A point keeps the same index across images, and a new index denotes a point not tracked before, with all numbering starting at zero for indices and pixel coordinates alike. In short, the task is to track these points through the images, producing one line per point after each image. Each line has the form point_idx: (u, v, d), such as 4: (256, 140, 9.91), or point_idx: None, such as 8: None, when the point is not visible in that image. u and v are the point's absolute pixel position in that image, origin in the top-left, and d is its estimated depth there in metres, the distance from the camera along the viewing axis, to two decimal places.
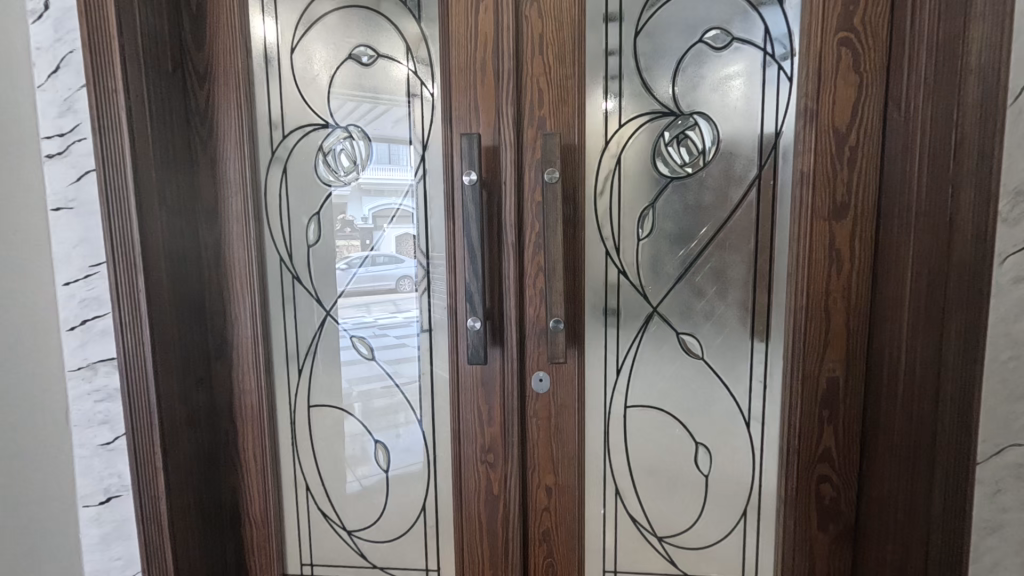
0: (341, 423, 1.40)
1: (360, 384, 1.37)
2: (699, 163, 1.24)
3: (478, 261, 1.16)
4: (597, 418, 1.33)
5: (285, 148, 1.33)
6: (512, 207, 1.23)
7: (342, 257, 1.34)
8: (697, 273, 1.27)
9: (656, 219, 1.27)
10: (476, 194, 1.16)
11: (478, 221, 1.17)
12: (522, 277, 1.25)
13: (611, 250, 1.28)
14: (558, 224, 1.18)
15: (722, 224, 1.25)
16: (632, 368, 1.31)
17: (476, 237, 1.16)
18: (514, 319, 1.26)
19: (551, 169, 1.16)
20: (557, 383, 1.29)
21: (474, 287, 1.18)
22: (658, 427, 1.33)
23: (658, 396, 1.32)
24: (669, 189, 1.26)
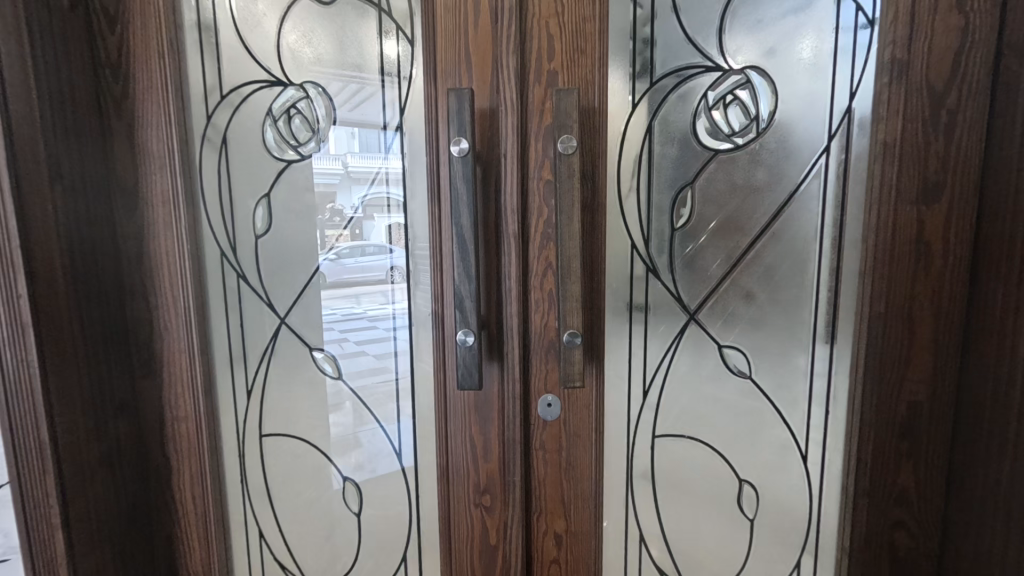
0: (306, 454, 1.14)
1: (326, 407, 1.12)
2: (751, 133, 0.98)
3: (468, 257, 0.89)
4: (620, 450, 1.08)
5: (225, 112, 1.05)
6: (514, 188, 0.96)
7: (326, 243, 1.06)
8: (744, 272, 1.02)
9: (696, 204, 1.01)
10: (468, 169, 0.89)
11: (470, 203, 0.89)
12: (525, 277, 0.99)
13: (638, 242, 1.02)
14: (576, 210, 0.91)
15: (778, 211, 0.99)
16: (664, 389, 1.06)
17: (468, 225, 0.89)
18: (516, 330, 0.99)
19: (567, 137, 0.90)
20: (570, 409, 1.03)
21: (466, 290, 0.90)
22: (691, 459, 1.09)
23: (693, 422, 1.07)
24: (713, 166, 1.00)
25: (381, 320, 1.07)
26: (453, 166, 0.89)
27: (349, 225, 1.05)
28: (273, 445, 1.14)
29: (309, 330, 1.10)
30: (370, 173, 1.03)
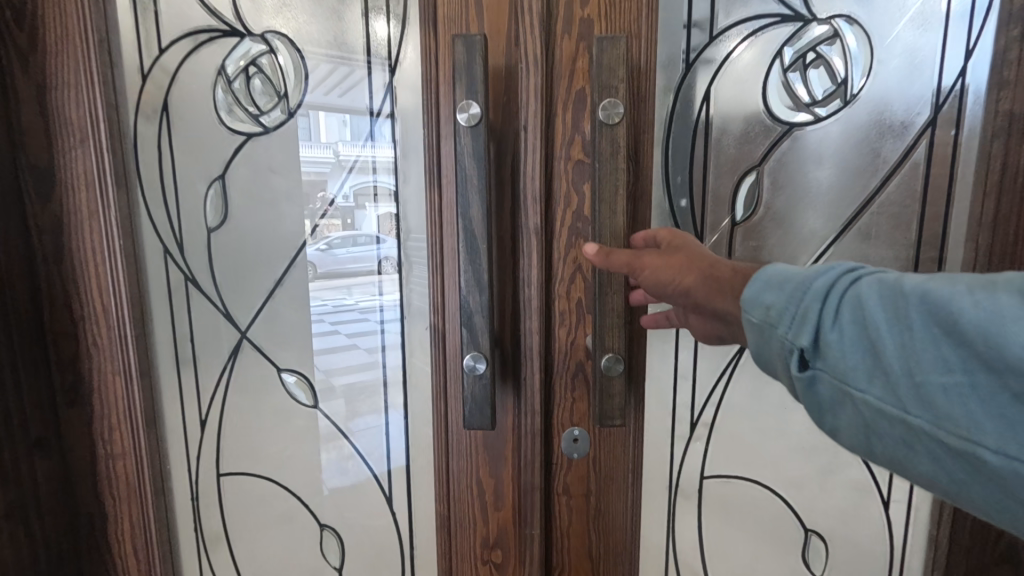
0: (276, 498, 0.94)
1: (298, 442, 0.91)
2: (838, 102, 0.78)
3: (482, 264, 0.67)
4: (661, 492, 0.89)
5: (165, 71, 0.82)
6: (538, 171, 0.74)
7: (319, 234, 0.84)
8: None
9: (763, 191, 0.80)
10: (482, 145, 0.66)
11: (485, 190, 0.66)
12: (547, 284, 0.78)
13: (689, 239, 0.81)
14: (622, 200, 0.71)
15: (866, 203, 0.79)
16: (716, 419, 0.86)
17: (482, 219, 0.67)
18: (536, 353, 0.78)
19: (612, 102, 0.70)
20: (601, 447, 0.83)
21: (477, 306, 0.68)
22: (745, 503, 0.90)
23: (749, 460, 0.88)
24: (786, 143, 0.79)
25: (368, 334, 0.86)
26: (460, 140, 0.66)
27: (323, 217, 0.84)
28: (234, 485, 0.93)
29: (276, 348, 0.88)
30: (353, 150, 0.81)
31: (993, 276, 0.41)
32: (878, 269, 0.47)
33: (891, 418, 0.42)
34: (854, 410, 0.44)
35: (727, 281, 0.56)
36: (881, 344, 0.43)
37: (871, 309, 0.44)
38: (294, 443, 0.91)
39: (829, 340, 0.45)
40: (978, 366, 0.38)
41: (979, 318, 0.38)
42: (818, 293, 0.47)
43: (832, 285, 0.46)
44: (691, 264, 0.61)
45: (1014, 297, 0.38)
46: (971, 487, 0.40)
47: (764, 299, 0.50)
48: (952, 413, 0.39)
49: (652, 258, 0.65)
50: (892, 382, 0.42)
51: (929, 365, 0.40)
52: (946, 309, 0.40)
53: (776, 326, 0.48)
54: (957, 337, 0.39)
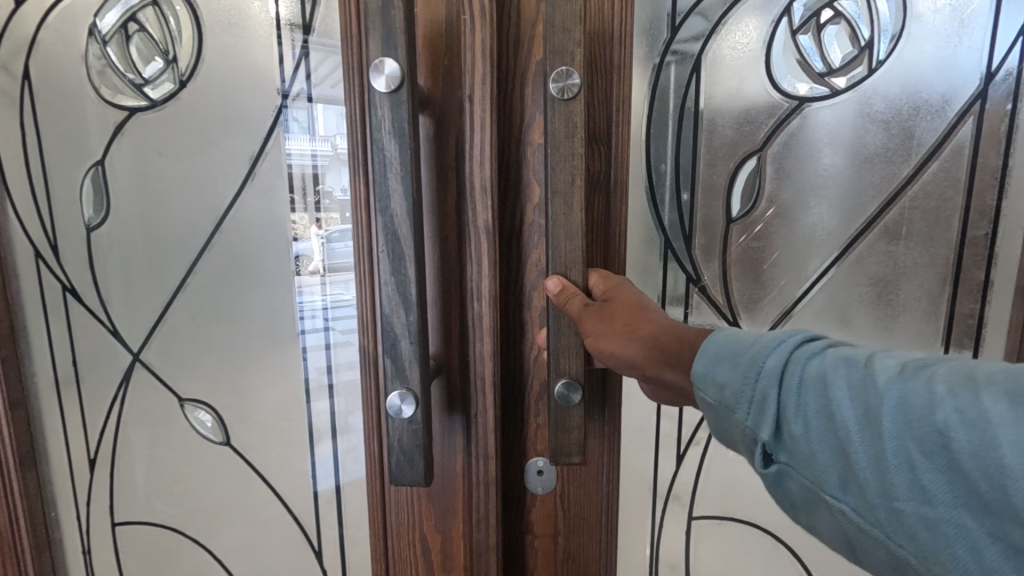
0: (178, 548, 0.77)
1: (203, 481, 0.74)
2: (861, 69, 0.62)
3: (409, 275, 0.50)
4: (642, 532, 0.79)
5: (31, 32, 0.67)
6: (487, 150, 0.56)
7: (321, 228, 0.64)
8: (836, 287, 0.66)
9: (765, 180, 0.65)
10: (403, 123, 0.48)
11: (410, 173, 0.49)
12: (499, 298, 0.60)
13: (675, 237, 0.66)
14: (579, 192, 0.56)
15: (897, 193, 0.63)
16: (706, 452, 0.76)
17: (410, 215, 0.50)
18: (488, 383, 0.60)
19: (564, 76, 0.54)
20: (570, 480, 0.68)
21: (404, 330, 0.51)
22: (732, 546, 0.79)
23: (740, 495, 0.77)
24: (795, 122, 0.64)
25: (287, 356, 0.68)
26: (378, 113, 0.48)
27: (224, 217, 0.67)
28: (131, 530, 0.77)
29: (173, 375, 0.72)
30: (259, 130, 0.64)
31: (975, 362, 0.31)
32: (844, 343, 0.37)
33: (867, 540, 0.32)
34: (829, 522, 0.34)
35: (675, 352, 0.48)
36: (851, 447, 0.32)
37: (838, 403, 0.33)
38: (199, 484, 0.74)
39: (793, 435, 0.35)
40: (972, 499, 0.28)
41: (969, 438, 0.28)
42: (773, 373, 0.36)
43: (788, 363, 0.36)
44: (636, 331, 0.52)
45: (1003, 403, 0.28)
46: None
47: (716, 375, 0.39)
48: (938, 557, 0.29)
49: (589, 320, 0.55)
50: (869, 498, 0.31)
51: (905, 489, 0.30)
52: (926, 416, 0.30)
53: (732, 410, 0.38)
54: (944, 456, 0.29)
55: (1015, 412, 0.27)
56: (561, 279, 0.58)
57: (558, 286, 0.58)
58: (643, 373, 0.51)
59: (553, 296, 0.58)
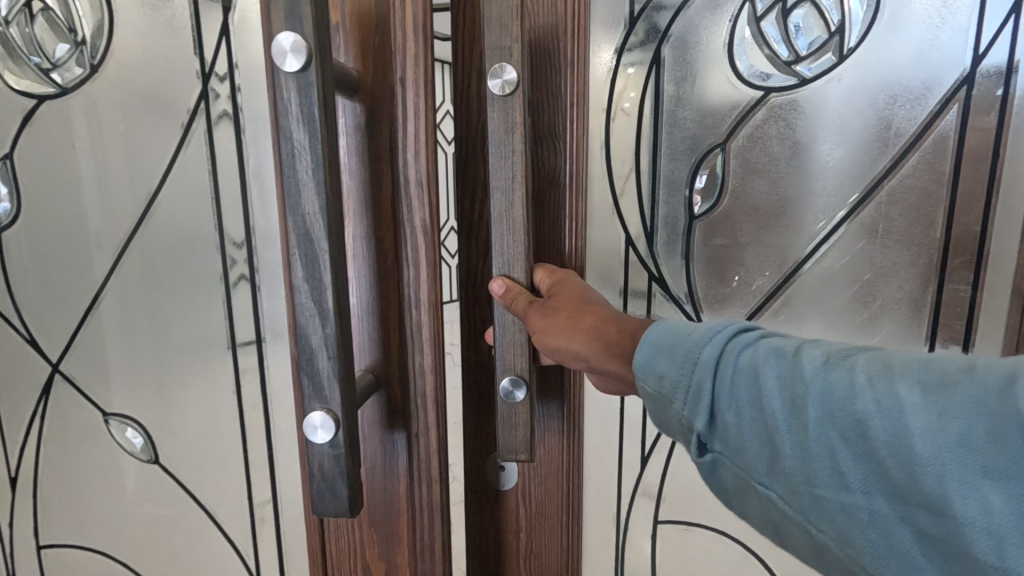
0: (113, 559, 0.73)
1: (133, 489, 0.70)
2: (830, 57, 0.57)
3: (325, 282, 0.42)
4: (606, 538, 0.75)
5: None
6: (421, 139, 0.48)
7: None
8: (811, 287, 0.61)
9: (729, 172, 0.61)
10: (315, 113, 0.40)
11: (326, 166, 0.41)
12: (439, 307, 0.52)
13: (637, 234, 0.64)
14: (521, 188, 0.55)
15: (873, 187, 0.58)
16: (671, 456, 0.72)
17: (323, 212, 0.41)
18: (431, 399, 0.53)
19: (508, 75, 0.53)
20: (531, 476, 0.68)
21: (321, 344, 0.43)
22: (701, 555, 0.75)
23: (709, 501, 0.73)
24: (761, 113, 0.59)
25: (216, 367, 0.63)
26: (284, 95, 0.40)
27: (144, 214, 0.62)
28: (61, 538, 0.73)
29: (100, 380, 0.68)
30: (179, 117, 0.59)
31: (891, 351, 0.30)
32: (774, 332, 0.35)
33: (793, 529, 0.31)
34: (759, 509, 0.33)
35: (617, 343, 0.50)
36: (778, 437, 0.30)
37: (767, 392, 0.31)
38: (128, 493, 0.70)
39: (726, 425, 0.33)
40: (889, 489, 0.27)
41: (885, 425, 0.27)
42: (708, 364, 0.34)
43: (722, 353, 0.34)
44: (579, 325, 0.53)
45: (916, 391, 0.27)
46: None
47: (654, 364, 0.37)
48: (856, 546, 0.28)
49: (535, 315, 0.55)
50: (794, 486, 0.30)
51: (825, 476, 0.29)
52: (848, 406, 0.28)
53: (670, 401, 0.36)
54: (861, 446, 0.28)
55: (925, 399, 0.27)
56: (506, 280, 0.57)
57: (503, 288, 0.56)
58: (587, 363, 0.53)
59: (498, 298, 0.57)
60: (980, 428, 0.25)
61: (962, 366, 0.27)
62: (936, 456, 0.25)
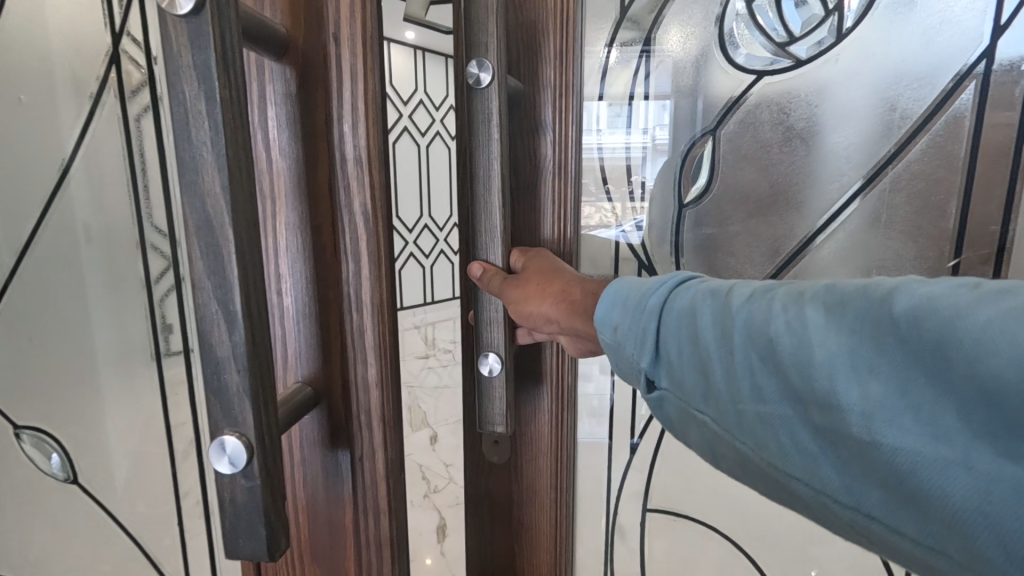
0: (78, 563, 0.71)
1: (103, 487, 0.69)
2: (827, 35, 0.53)
3: (231, 277, 0.33)
4: (594, 530, 0.74)
5: None
6: (362, 115, 0.43)
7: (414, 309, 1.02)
8: (816, 265, 0.57)
9: (720, 162, 0.58)
10: (212, 73, 0.31)
11: (229, 132, 0.32)
12: (385, 308, 0.47)
13: (631, 222, 0.63)
14: (501, 175, 0.56)
15: (877, 170, 0.53)
16: (659, 445, 0.70)
17: (228, 192, 0.32)
18: (376, 415, 0.48)
19: (482, 63, 0.54)
20: (523, 451, 0.70)
21: (228, 355, 0.34)
22: (690, 548, 0.73)
23: (698, 489, 0.71)
24: (754, 97, 0.56)
25: (140, 375, 0.61)
26: (174, 54, 0.30)
27: (54, 193, 0.61)
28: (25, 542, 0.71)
29: (43, 384, 0.65)
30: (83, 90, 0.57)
31: (808, 283, 0.37)
32: (712, 279, 0.43)
33: (724, 442, 0.38)
34: (699, 431, 0.40)
35: (582, 304, 0.54)
36: (710, 364, 0.38)
37: (704, 331, 0.39)
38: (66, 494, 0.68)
39: (671, 359, 0.41)
40: (792, 394, 0.33)
41: (791, 342, 0.33)
42: (654, 311, 0.43)
43: (664, 302, 0.43)
44: (549, 290, 0.55)
45: (821, 312, 0.33)
46: (803, 507, 0.34)
47: (612, 318, 0.46)
48: (767, 447, 0.35)
49: (511, 287, 0.56)
50: (721, 404, 0.37)
51: (748, 392, 0.35)
52: (763, 328, 0.35)
53: (624, 348, 0.45)
54: (772, 359, 0.34)
55: (828, 317, 0.33)
56: (484, 265, 0.58)
57: (481, 271, 0.58)
58: (559, 326, 0.56)
59: (476, 280, 0.58)
60: (865, 340, 0.30)
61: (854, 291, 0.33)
62: (830, 363, 0.31)
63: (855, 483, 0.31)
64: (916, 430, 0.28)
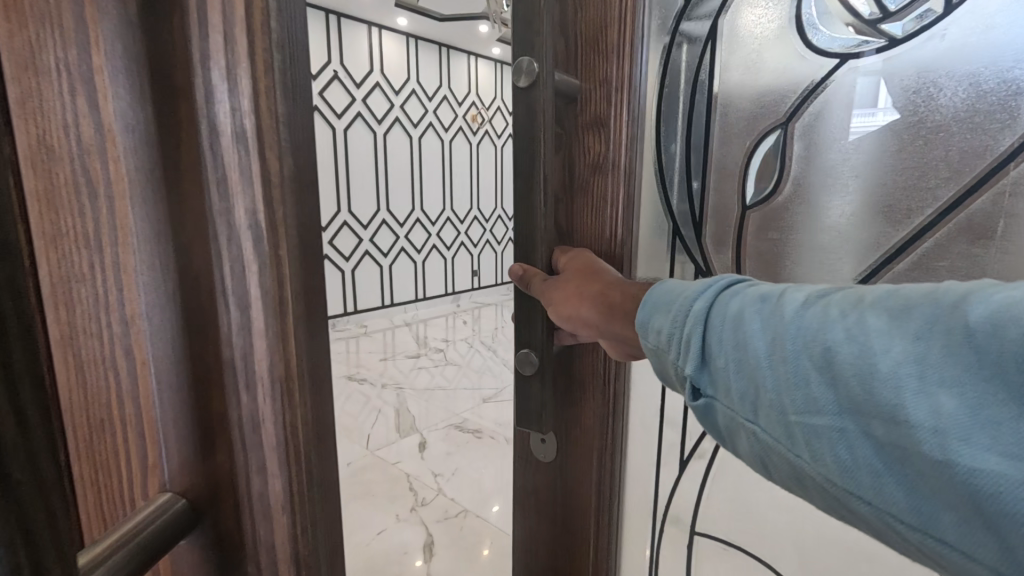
0: None
1: None
2: (932, 7, 0.44)
3: None
4: (641, 538, 0.71)
5: None
6: (242, 65, 0.26)
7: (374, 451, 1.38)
8: (916, 268, 0.47)
9: (791, 160, 0.52)
10: None
11: None
12: (292, 374, 0.30)
13: (684, 223, 0.59)
14: (547, 176, 0.56)
15: (999, 166, 0.43)
16: (711, 466, 0.64)
17: None
18: (280, 555, 0.31)
19: (527, 65, 0.54)
20: (570, 455, 0.68)
21: None
22: None
23: (752, 520, 0.62)
24: (838, 83, 0.49)
25: None
26: None
27: None
28: None
29: None
30: None
31: (869, 288, 0.32)
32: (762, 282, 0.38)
33: (777, 455, 0.32)
34: (749, 445, 0.35)
35: (619, 305, 0.50)
36: (759, 372, 0.33)
37: (751, 335, 0.34)
38: None
39: (716, 366, 0.36)
40: (852, 407, 0.28)
41: (851, 353, 0.28)
42: (699, 315, 0.38)
43: (707, 305, 0.38)
44: (586, 291, 0.53)
45: (884, 318, 0.28)
46: (863, 524, 0.29)
47: (655, 323, 0.42)
48: (826, 464, 0.29)
49: (550, 289, 0.56)
50: (772, 414, 0.32)
51: (801, 404, 0.30)
52: (819, 336, 0.30)
53: (667, 353, 0.41)
54: (829, 372, 0.29)
55: (891, 324, 0.28)
56: (525, 266, 0.59)
57: (521, 271, 0.59)
58: (597, 329, 0.53)
59: (516, 280, 0.59)
60: (933, 349, 0.26)
61: (921, 296, 0.28)
62: (894, 374, 0.27)
63: (925, 502, 0.26)
64: (996, 450, 0.23)
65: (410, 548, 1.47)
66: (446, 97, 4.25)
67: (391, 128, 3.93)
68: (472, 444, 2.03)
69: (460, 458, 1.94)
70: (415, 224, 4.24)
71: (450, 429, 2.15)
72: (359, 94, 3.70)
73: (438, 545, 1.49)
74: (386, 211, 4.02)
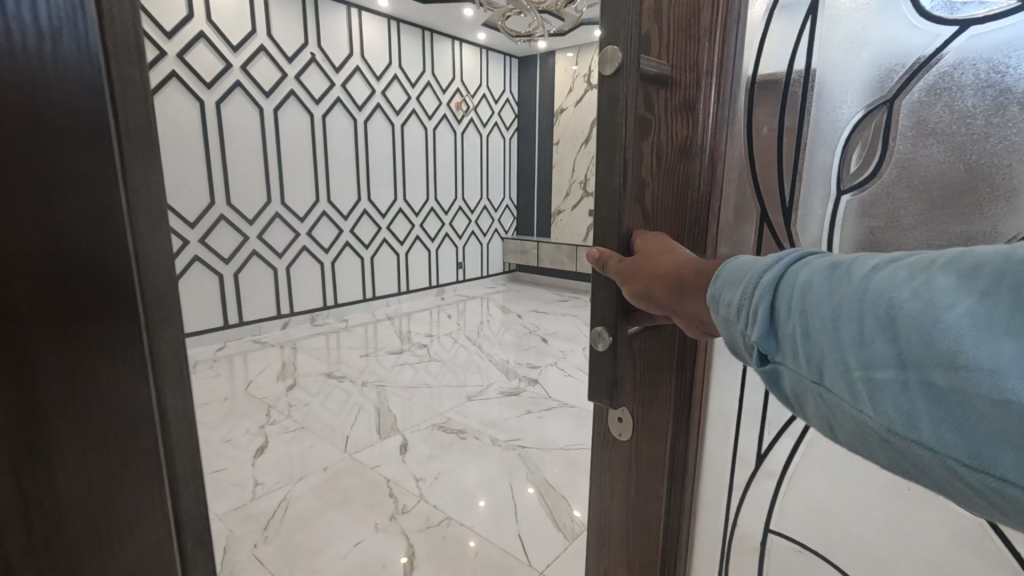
0: None
1: None
2: None
3: None
4: (714, 526, 0.70)
5: None
6: None
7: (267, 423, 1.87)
8: None
9: (898, 138, 0.48)
10: None
11: None
12: None
13: (773, 207, 0.57)
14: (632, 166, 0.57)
15: None
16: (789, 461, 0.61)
17: None
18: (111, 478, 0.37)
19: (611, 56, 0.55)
20: (646, 436, 0.68)
21: None
22: None
23: (831, 520, 0.59)
24: (959, 51, 0.44)
25: None
26: None
27: None
28: None
29: None
30: None
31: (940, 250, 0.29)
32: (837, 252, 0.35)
33: (840, 412, 0.31)
34: (817, 407, 0.33)
35: (690, 282, 0.49)
36: (823, 332, 0.31)
37: (816, 298, 0.32)
38: None
39: (784, 333, 0.34)
40: (915, 359, 0.26)
41: (915, 308, 0.27)
42: (768, 285, 0.36)
43: (773, 275, 0.36)
44: (659, 270, 0.53)
45: (952, 277, 0.26)
46: (926, 476, 0.28)
47: (724, 294, 0.40)
48: (886, 414, 0.28)
49: (624, 270, 0.57)
50: (836, 370, 0.30)
51: (866, 358, 0.28)
52: (883, 294, 0.28)
53: (734, 323, 0.38)
54: (891, 328, 0.28)
55: (961, 280, 0.26)
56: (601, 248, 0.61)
57: (598, 254, 0.60)
58: (669, 308, 0.52)
59: (593, 263, 0.61)
60: (1000, 302, 0.24)
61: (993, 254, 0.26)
62: (957, 328, 0.25)
63: (982, 441, 0.24)
64: None
65: (389, 560, 1.49)
66: (430, 84, 4.46)
67: (376, 116, 4.11)
68: (455, 445, 2.12)
69: (442, 464, 1.99)
70: (399, 215, 4.42)
71: (433, 429, 2.27)
72: (338, 79, 3.82)
73: (419, 557, 1.51)
74: (369, 203, 4.18)
